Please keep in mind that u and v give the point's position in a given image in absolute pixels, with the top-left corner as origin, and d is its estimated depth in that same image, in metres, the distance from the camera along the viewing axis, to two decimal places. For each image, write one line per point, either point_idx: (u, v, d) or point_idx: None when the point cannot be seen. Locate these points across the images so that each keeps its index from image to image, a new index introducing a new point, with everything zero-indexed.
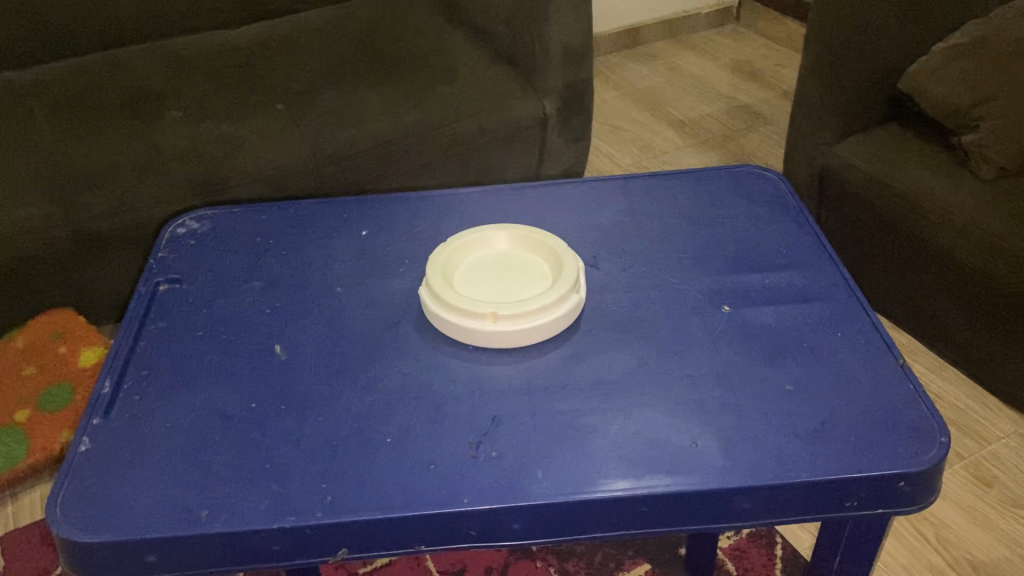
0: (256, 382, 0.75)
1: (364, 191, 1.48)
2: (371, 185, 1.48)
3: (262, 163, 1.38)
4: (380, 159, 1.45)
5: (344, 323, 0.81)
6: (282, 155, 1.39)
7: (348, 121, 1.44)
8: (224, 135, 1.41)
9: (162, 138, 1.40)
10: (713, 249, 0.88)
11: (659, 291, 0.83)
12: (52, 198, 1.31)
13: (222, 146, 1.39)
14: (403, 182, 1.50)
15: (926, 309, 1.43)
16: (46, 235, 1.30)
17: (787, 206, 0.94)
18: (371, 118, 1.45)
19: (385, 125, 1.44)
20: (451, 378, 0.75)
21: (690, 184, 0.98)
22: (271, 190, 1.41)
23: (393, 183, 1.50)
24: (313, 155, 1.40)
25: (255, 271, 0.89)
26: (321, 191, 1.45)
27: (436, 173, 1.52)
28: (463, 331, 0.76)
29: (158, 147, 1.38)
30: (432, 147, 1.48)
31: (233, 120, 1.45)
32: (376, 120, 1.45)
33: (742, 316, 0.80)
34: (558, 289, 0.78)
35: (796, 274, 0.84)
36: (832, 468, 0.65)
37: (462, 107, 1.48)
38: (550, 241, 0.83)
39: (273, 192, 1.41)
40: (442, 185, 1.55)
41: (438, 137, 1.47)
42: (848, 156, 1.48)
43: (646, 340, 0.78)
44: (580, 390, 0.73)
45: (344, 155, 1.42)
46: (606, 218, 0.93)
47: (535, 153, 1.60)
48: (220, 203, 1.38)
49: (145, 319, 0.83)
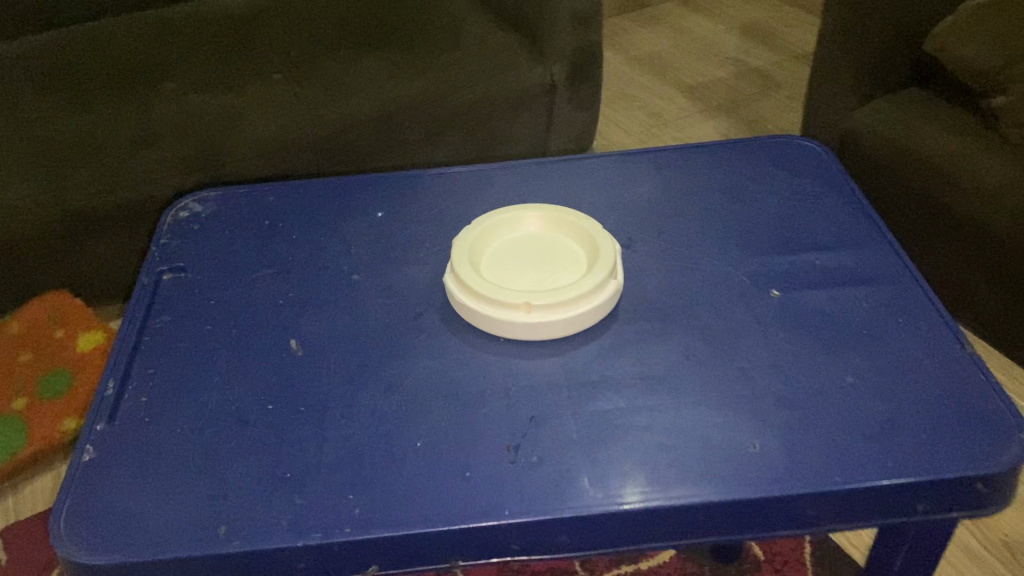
0: (272, 379, 0.70)
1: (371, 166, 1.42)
2: (377, 161, 1.42)
3: (262, 136, 1.31)
4: (387, 133, 1.39)
5: (363, 314, 0.75)
6: (282, 127, 1.32)
7: (352, 92, 1.37)
8: (222, 108, 1.34)
9: (158, 112, 1.34)
10: (757, 227, 0.82)
11: (701, 275, 0.77)
12: (45, 176, 1.24)
13: (220, 119, 1.32)
14: (411, 156, 1.44)
15: (951, 286, 1.37)
16: (41, 215, 1.23)
17: (832, 177, 0.88)
18: (373, 87, 1.38)
19: (389, 95, 1.37)
20: (482, 375, 0.69)
21: (727, 157, 0.92)
22: (275, 167, 1.34)
23: (400, 157, 1.43)
24: (318, 128, 1.34)
25: (264, 257, 0.82)
26: (328, 169, 1.39)
27: (444, 146, 1.46)
28: (494, 323, 0.71)
29: (154, 122, 1.32)
30: (439, 116, 1.41)
31: (233, 92, 1.38)
32: (379, 88, 1.38)
33: (793, 300, 0.74)
34: (596, 273, 0.72)
35: (848, 253, 0.78)
36: (904, 471, 0.60)
37: (468, 74, 1.42)
38: (583, 222, 0.76)
39: (273, 167, 1.33)
40: (450, 158, 1.49)
41: (445, 106, 1.40)
42: (873, 123, 1.41)
43: (690, 329, 0.72)
44: (624, 387, 0.67)
45: (346, 126, 1.35)
46: (639, 196, 0.87)
47: (545, 122, 1.54)
48: (220, 178, 1.31)
49: (148, 311, 0.77)
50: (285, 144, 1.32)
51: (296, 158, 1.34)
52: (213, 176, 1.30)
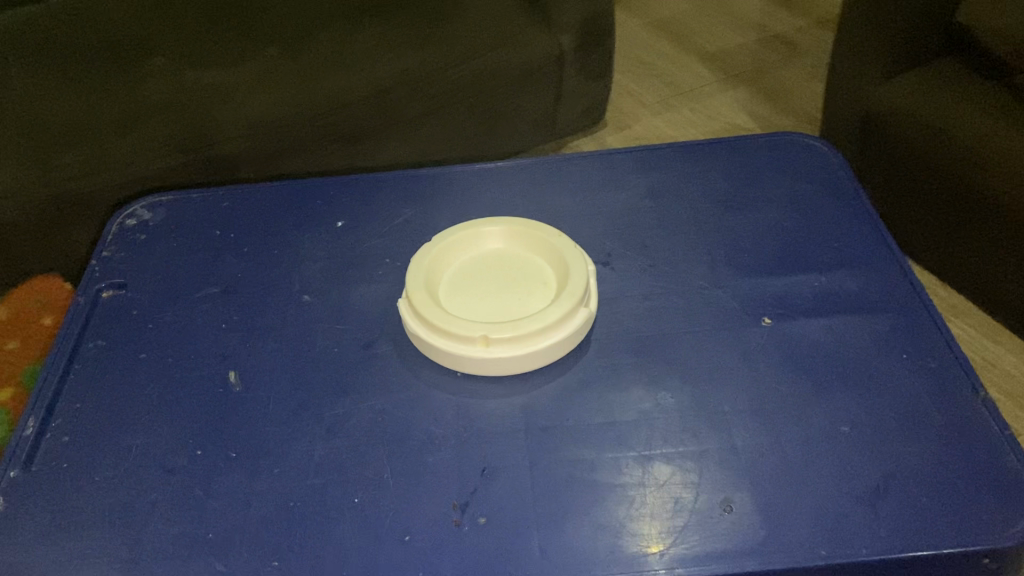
0: (204, 419, 0.64)
1: (366, 146, 1.31)
2: (373, 146, 1.32)
3: (253, 115, 1.20)
4: (383, 114, 1.29)
5: (311, 343, 0.69)
6: (275, 105, 1.21)
7: (343, 68, 1.26)
8: (211, 86, 1.24)
9: (143, 89, 1.23)
10: (750, 241, 0.74)
11: (685, 299, 0.70)
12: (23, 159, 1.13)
13: (207, 99, 1.21)
14: (407, 141, 1.34)
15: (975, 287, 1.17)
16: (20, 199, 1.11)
17: (838, 184, 0.79)
18: (369, 61, 1.27)
19: (386, 70, 1.27)
20: (433, 417, 0.62)
21: (723, 159, 0.83)
22: (269, 155, 1.23)
23: (397, 143, 1.34)
24: (313, 108, 1.23)
25: (211, 273, 0.76)
26: (325, 157, 1.28)
27: (442, 127, 1.36)
28: (450, 357, 0.64)
29: (139, 100, 1.21)
30: (439, 92, 1.31)
31: (222, 68, 1.27)
32: (375, 63, 1.27)
33: (786, 331, 0.66)
34: (562, 302, 0.65)
35: (849, 275, 0.70)
36: (897, 544, 0.53)
37: (468, 47, 1.32)
38: (555, 240, 0.69)
39: (265, 149, 1.22)
40: (452, 137, 1.39)
41: (446, 81, 1.31)
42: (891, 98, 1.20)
43: (667, 366, 0.65)
44: (589, 433, 0.61)
45: (341, 104, 1.24)
46: (623, 205, 0.79)
47: (549, 100, 1.46)
48: (209, 161, 1.20)
49: (81, 335, 0.71)
50: (278, 127, 1.21)
51: (290, 142, 1.24)
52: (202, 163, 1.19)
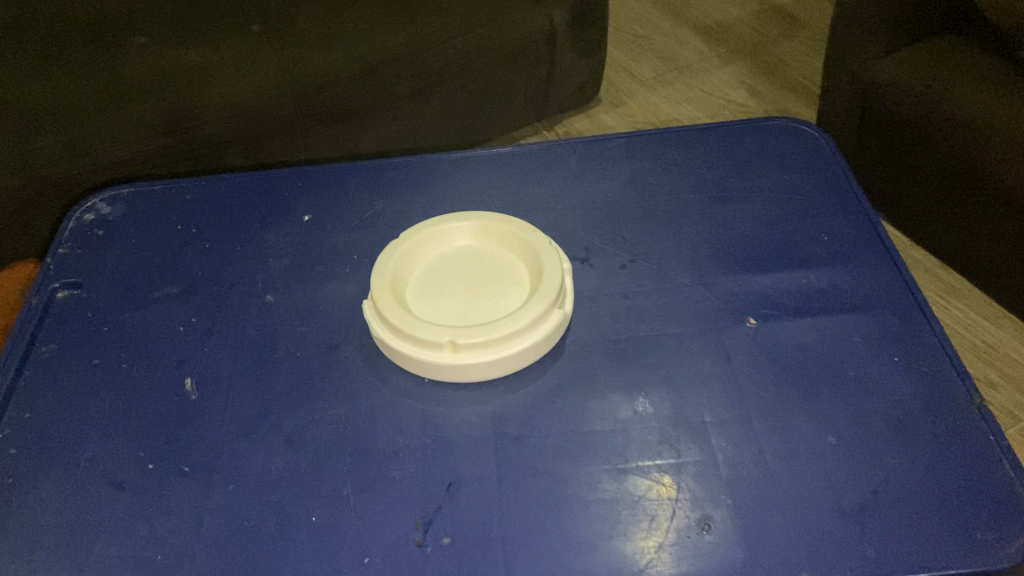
0: (157, 430, 0.60)
1: (358, 127, 1.21)
2: (362, 127, 1.21)
3: (240, 94, 1.08)
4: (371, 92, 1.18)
5: (272, 347, 0.65)
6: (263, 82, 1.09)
7: (331, 39, 1.14)
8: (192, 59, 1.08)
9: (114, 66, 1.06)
10: (736, 234, 0.70)
11: (666, 297, 0.66)
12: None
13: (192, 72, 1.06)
14: (397, 121, 1.24)
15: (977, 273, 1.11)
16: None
17: (831, 171, 0.75)
18: (360, 32, 1.15)
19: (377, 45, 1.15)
20: (398, 426, 0.59)
21: (709, 145, 0.79)
22: (255, 139, 1.13)
23: (387, 124, 1.24)
24: (299, 87, 1.11)
25: (171, 272, 0.72)
26: (313, 140, 1.18)
27: (434, 105, 1.26)
28: (417, 363, 0.61)
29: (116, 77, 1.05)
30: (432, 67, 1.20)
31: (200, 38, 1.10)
32: (366, 34, 1.15)
33: (772, 333, 0.63)
34: (535, 305, 0.61)
35: (839, 271, 0.67)
36: (885, 565, 0.50)
37: (464, 19, 1.21)
38: (528, 237, 0.65)
39: (252, 130, 1.11)
40: (444, 117, 1.29)
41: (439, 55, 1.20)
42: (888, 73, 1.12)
43: (646, 371, 0.61)
44: (563, 444, 0.57)
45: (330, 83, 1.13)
46: (604, 196, 0.75)
47: (546, 77, 1.36)
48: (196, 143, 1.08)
49: (32, 338, 0.68)
50: (263, 109, 1.10)
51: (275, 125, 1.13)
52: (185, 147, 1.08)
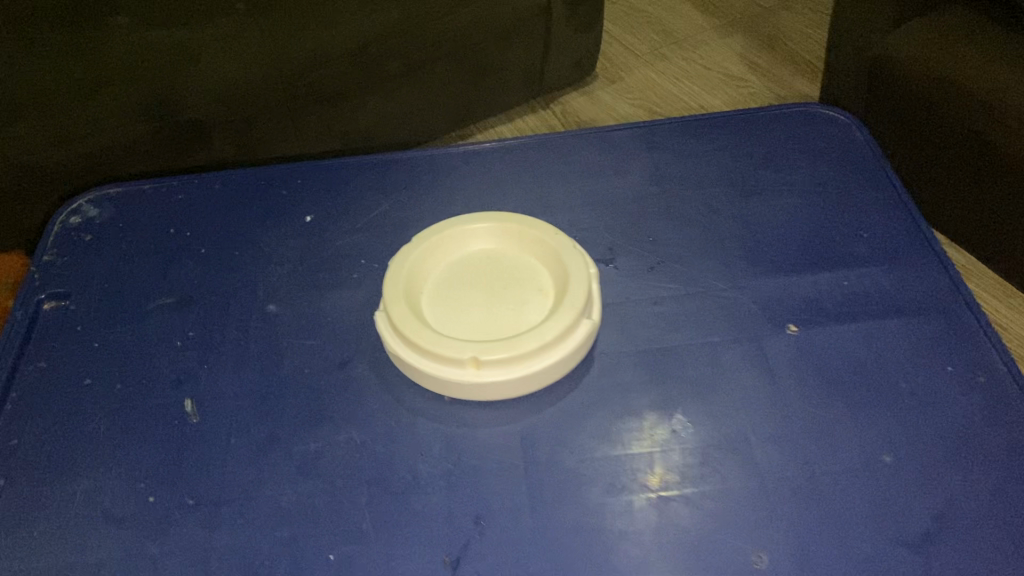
0: (157, 458, 0.56)
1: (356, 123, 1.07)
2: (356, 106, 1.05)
3: (220, 77, 0.92)
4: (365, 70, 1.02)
5: (278, 362, 0.61)
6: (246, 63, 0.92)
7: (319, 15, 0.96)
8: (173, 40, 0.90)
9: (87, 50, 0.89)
10: (770, 231, 0.66)
11: (699, 302, 0.62)
12: None
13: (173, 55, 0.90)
14: (394, 100, 1.08)
15: None
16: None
17: (867, 162, 0.71)
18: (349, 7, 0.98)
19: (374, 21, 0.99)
20: (418, 450, 0.55)
21: (735, 133, 0.74)
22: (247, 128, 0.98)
23: (382, 105, 1.07)
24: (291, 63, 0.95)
25: (166, 280, 0.67)
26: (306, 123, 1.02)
27: (433, 83, 1.10)
28: (436, 380, 0.56)
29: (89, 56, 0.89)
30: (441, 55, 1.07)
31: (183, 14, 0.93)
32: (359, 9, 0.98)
33: (815, 341, 0.59)
34: (562, 315, 0.56)
35: (882, 272, 0.62)
36: None
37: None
38: (553, 241, 0.61)
39: (239, 120, 0.96)
40: (450, 111, 1.17)
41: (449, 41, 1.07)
42: None
43: (682, 385, 0.57)
44: (596, 468, 0.53)
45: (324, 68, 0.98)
46: (626, 191, 0.70)
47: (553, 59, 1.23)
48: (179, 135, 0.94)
49: (18, 356, 0.63)
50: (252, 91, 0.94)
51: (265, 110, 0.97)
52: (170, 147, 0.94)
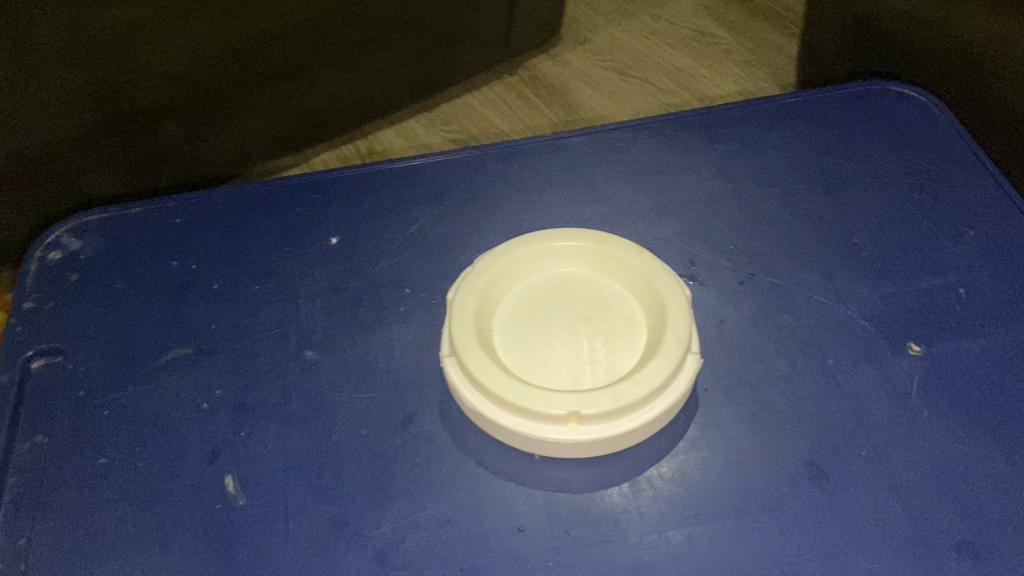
0: (203, 555, 0.47)
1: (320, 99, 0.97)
2: (312, 80, 0.95)
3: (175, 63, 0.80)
4: (323, 40, 0.92)
5: (329, 422, 0.52)
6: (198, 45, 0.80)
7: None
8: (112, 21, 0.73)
9: None
10: (864, 232, 0.59)
11: (801, 323, 0.55)
12: None
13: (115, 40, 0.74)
14: (352, 73, 0.98)
15: None
16: None
17: (953, 145, 0.64)
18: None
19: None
20: (516, 525, 0.47)
21: (803, 119, 0.67)
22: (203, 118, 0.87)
23: (340, 76, 0.97)
24: (245, 40, 0.84)
25: (177, 324, 0.58)
26: (264, 100, 0.91)
27: (397, 54, 1.01)
28: (524, 439, 0.48)
29: None
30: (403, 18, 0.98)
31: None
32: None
33: (940, 361, 0.52)
34: (668, 353, 0.48)
35: (999, 272, 0.56)
36: None
37: None
38: (642, 267, 0.53)
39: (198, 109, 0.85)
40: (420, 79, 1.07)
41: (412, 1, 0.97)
42: None
43: (801, 426, 0.51)
44: (724, 537, 0.46)
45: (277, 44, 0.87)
46: (694, 193, 0.63)
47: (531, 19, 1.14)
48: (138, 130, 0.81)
49: (11, 431, 0.53)
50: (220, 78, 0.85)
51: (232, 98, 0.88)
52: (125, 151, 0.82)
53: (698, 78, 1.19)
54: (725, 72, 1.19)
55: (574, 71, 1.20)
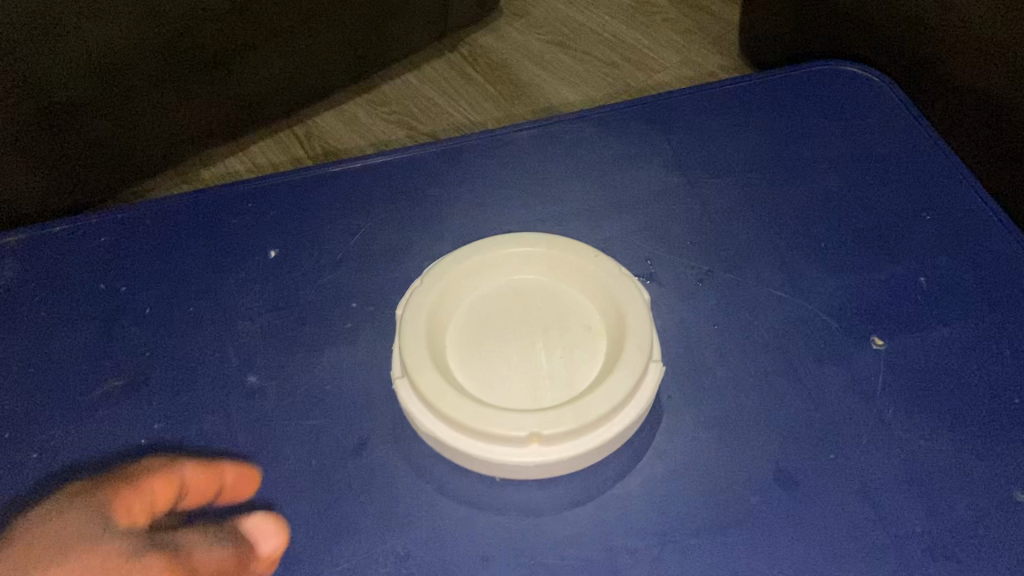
0: None
1: (247, 87, 0.94)
2: (240, 70, 0.91)
3: (84, 59, 0.76)
4: (248, 29, 0.88)
5: (276, 454, 0.49)
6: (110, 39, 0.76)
7: None
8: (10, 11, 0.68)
9: None
10: (822, 222, 0.58)
11: (762, 320, 0.54)
12: None
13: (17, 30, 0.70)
14: (281, 60, 0.94)
15: None
16: None
17: (905, 127, 0.63)
18: None
19: None
20: (479, 556, 0.45)
21: (755, 103, 0.65)
22: (125, 113, 0.84)
23: (269, 64, 0.94)
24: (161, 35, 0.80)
25: (109, 354, 0.54)
26: (192, 89, 0.88)
27: (329, 39, 0.97)
28: (484, 462, 0.46)
29: None
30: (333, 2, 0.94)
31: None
32: None
33: (905, 354, 0.51)
34: (629, 363, 0.46)
35: (956, 258, 0.55)
36: None
37: None
38: (599, 273, 0.51)
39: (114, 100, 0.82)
40: (354, 62, 1.03)
41: None
42: None
43: (767, 431, 0.49)
44: (694, 554, 0.45)
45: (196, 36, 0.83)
46: (648, 187, 0.61)
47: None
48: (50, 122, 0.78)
49: None
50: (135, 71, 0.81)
51: (151, 90, 0.84)
52: (46, 151, 0.80)
53: (641, 51, 1.15)
54: (668, 43, 1.16)
55: (515, 49, 1.16)
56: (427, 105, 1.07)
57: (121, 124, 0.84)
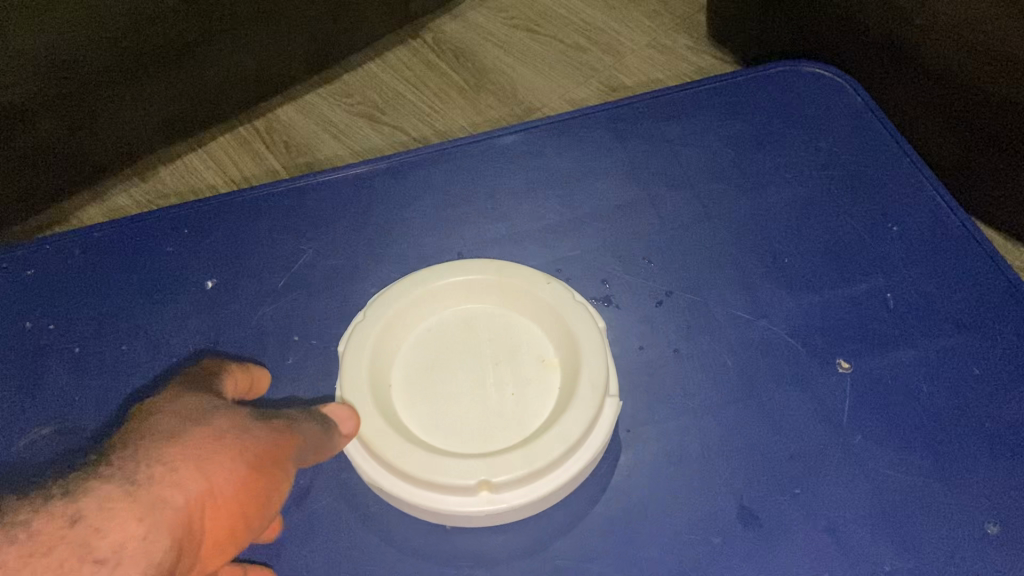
0: None
1: (202, 93, 0.91)
2: (192, 76, 0.88)
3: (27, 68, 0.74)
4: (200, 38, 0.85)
5: None
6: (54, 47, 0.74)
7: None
8: None
9: None
10: (785, 236, 0.55)
11: (723, 344, 0.51)
12: None
13: None
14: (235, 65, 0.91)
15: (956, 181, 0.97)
16: None
17: (869, 131, 0.60)
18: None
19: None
20: None
21: (716, 109, 0.63)
22: (75, 116, 0.81)
23: (222, 69, 0.90)
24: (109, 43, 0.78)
25: (36, 398, 0.51)
26: (140, 91, 0.85)
27: (282, 42, 0.94)
28: (430, 511, 0.43)
29: None
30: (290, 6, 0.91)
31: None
32: None
33: (871, 377, 0.49)
34: (583, 402, 0.44)
35: (924, 273, 0.53)
36: None
37: None
38: (550, 303, 0.48)
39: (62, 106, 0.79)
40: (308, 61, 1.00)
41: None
42: None
43: (729, 463, 0.47)
44: None
45: (144, 44, 0.80)
46: (604, 202, 0.58)
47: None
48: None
49: None
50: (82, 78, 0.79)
51: (100, 95, 0.82)
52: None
53: (608, 32, 1.10)
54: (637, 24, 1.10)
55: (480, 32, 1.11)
56: (389, 96, 1.02)
57: (71, 129, 0.82)
